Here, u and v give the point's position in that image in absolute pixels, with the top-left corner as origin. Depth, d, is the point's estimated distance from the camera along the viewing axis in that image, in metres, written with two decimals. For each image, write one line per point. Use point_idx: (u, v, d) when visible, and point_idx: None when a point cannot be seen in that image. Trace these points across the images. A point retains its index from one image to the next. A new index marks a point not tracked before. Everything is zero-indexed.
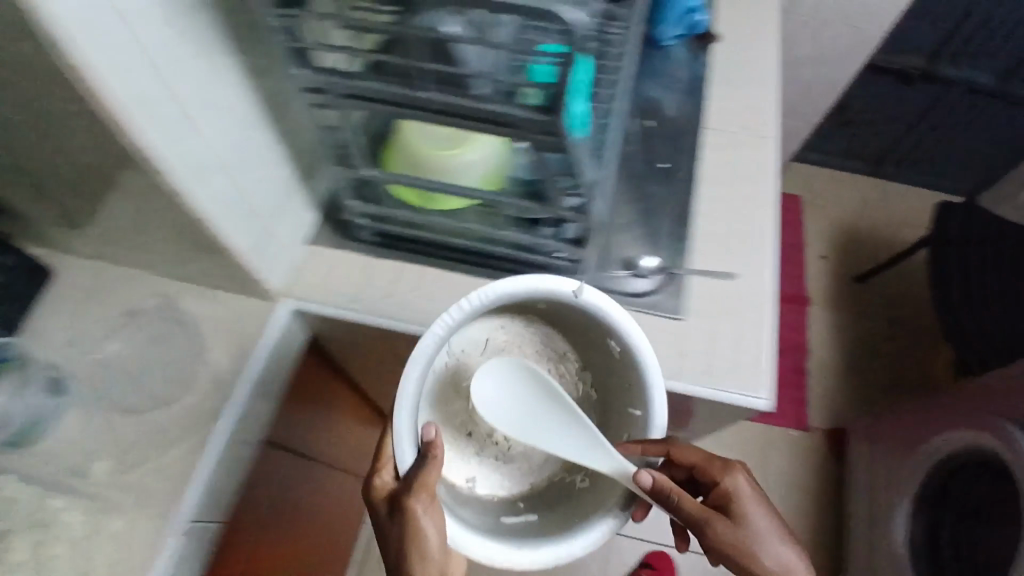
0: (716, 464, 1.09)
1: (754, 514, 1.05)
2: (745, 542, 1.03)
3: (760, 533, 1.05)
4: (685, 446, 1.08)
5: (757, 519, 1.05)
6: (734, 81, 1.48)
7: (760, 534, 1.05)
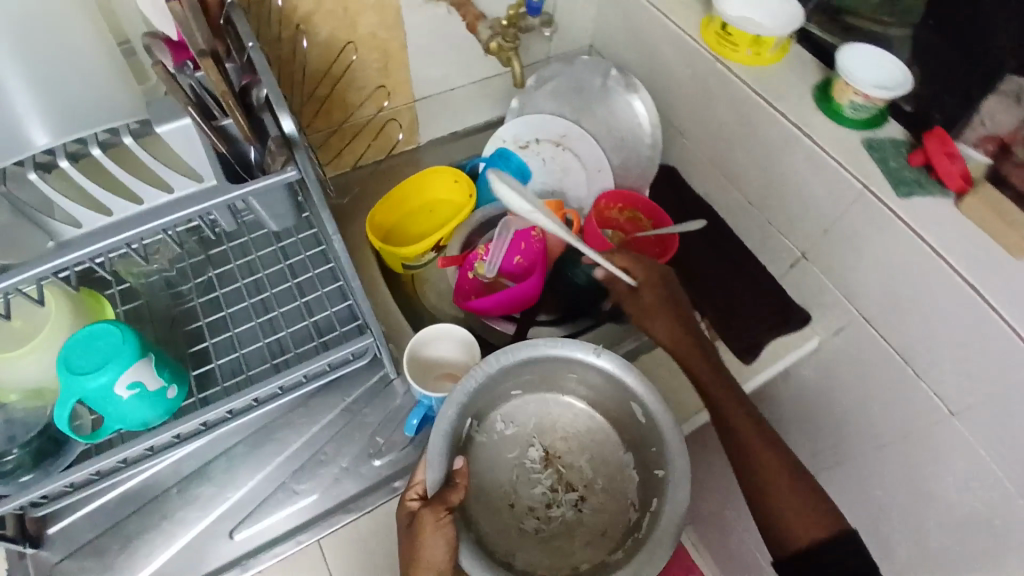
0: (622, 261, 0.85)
1: (660, 302, 0.84)
2: (753, 445, 0.75)
3: (705, 385, 0.79)
4: (619, 256, 0.86)
5: (704, 380, 0.79)
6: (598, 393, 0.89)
7: (715, 397, 0.78)
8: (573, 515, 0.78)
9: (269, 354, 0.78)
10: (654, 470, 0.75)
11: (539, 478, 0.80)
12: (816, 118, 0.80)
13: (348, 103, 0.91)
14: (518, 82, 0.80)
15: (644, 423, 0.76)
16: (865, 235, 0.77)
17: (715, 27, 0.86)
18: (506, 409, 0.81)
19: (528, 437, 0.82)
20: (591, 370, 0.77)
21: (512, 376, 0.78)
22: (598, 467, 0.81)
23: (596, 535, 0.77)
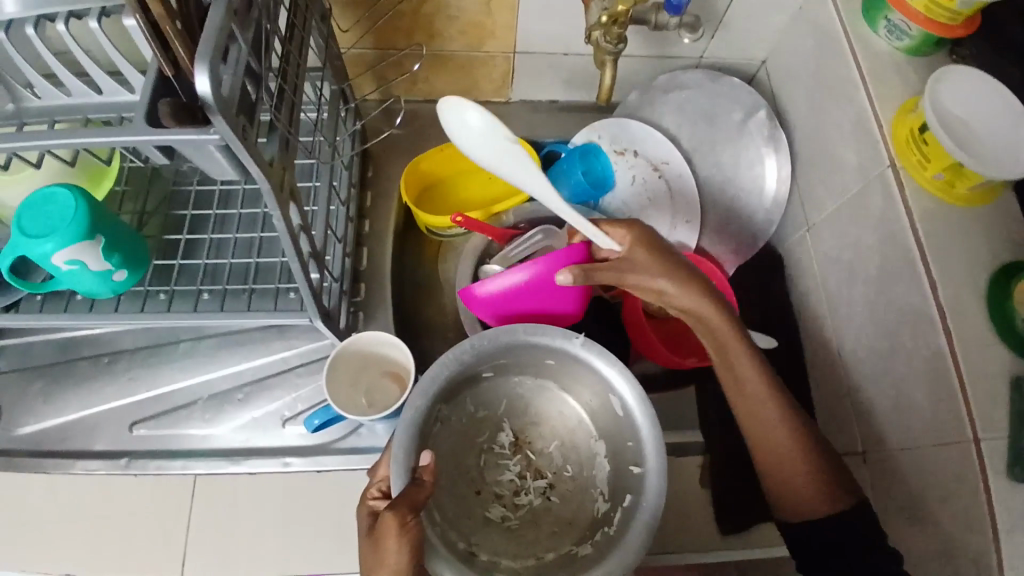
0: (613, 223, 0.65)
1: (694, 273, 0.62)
2: (761, 428, 0.62)
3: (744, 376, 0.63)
4: (610, 225, 0.64)
5: (732, 359, 0.63)
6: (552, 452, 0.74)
7: (744, 384, 0.63)
8: (541, 508, 0.64)
9: (232, 277, 0.72)
10: (628, 464, 0.60)
11: (507, 467, 0.65)
12: (971, 310, 0.58)
13: (436, 32, 0.77)
14: (604, 98, 0.68)
15: (623, 422, 0.60)
16: (944, 489, 0.57)
17: (910, 123, 0.63)
18: (470, 397, 0.65)
19: (491, 421, 0.67)
20: (578, 362, 0.61)
21: (481, 361, 0.61)
22: (571, 453, 0.66)
23: (562, 539, 0.62)
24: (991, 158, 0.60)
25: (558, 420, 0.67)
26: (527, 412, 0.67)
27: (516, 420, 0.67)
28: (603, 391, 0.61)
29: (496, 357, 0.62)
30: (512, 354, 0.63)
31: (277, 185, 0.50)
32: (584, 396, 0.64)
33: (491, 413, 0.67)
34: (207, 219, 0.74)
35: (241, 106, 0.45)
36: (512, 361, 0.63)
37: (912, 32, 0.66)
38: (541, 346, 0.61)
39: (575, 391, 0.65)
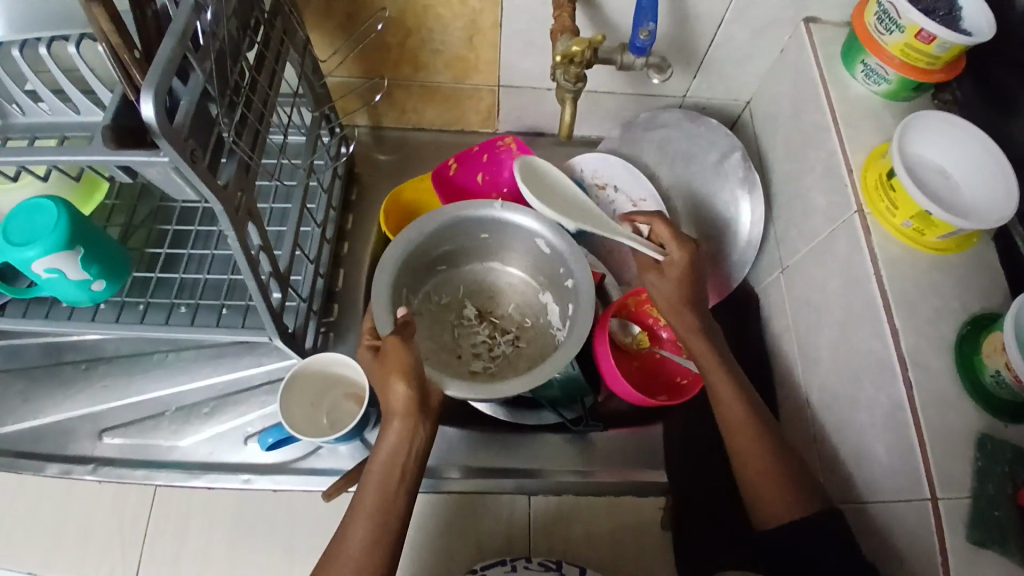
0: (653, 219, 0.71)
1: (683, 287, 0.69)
2: (746, 450, 0.60)
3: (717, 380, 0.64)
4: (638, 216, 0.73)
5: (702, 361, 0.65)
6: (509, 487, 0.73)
7: (720, 401, 0.63)
8: (512, 353, 0.76)
9: (207, 291, 0.74)
10: (565, 281, 0.73)
11: (478, 330, 0.78)
12: (935, 364, 0.56)
13: (422, 65, 0.79)
14: (566, 131, 0.69)
15: (552, 256, 0.74)
16: (899, 548, 0.54)
17: (879, 169, 0.62)
18: (429, 283, 0.77)
19: (455, 301, 0.79)
20: (510, 227, 0.74)
21: (431, 245, 0.73)
22: (527, 309, 0.79)
23: (532, 362, 0.75)
24: (954, 208, 0.60)
25: (512, 288, 0.80)
26: (485, 298, 0.80)
27: (479, 296, 0.80)
28: (530, 240, 0.74)
29: (441, 243, 0.74)
30: (470, 224, 0.74)
31: (231, 207, 0.53)
32: (521, 258, 0.78)
33: (453, 296, 0.79)
34: (188, 235, 0.77)
35: (194, 131, 0.48)
36: (464, 228, 0.74)
37: (889, 77, 0.65)
38: (486, 220, 0.73)
39: (512, 259, 0.79)
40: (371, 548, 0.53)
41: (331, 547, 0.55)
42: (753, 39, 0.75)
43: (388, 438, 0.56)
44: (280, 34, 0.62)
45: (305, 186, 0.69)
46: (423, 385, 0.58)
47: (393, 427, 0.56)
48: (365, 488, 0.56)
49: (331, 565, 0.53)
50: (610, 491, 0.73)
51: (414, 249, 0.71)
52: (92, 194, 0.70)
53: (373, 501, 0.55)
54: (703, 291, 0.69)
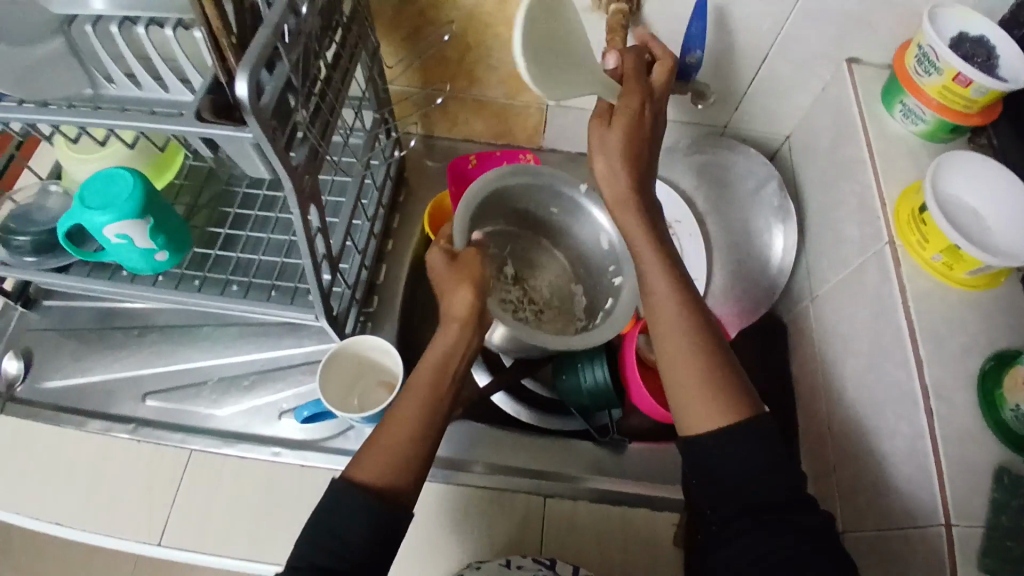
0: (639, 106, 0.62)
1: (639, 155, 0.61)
2: (671, 344, 0.57)
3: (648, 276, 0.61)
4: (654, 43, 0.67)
5: (644, 259, 0.61)
6: (527, 485, 0.74)
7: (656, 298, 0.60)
8: (534, 321, 0.80)
9: (259, 272, 0.79)
10: (609, 277, 0.78)
11: (507, 292, 0.81)
12: (959, 396, 0.57)
13: (477, 79, 0.84)
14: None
15: (607, 254, 0.79)
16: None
17: (911, 203, 0.64)
18: (495, 228, 0.80)
19: (500, 256, 0.82)
20: (580, 212, 0.79)
21: (510, 197, 0.77)
22: (557, 292, 0.83)
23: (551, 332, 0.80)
24: (984, 245, 0.61)
25: (553, 270, 0.84)
26: (520, 265, 0.83)
27: (518, 261, 0.83)
28: (592, 233, 0.79)
29: (516, 194, 0.77)
30: (544, 183, 0.77)
31: (299, 187, 0.57)
32: (568, 245, 0.83)
33: (501, 253, 0.82)
34: (247, 219, 0.82)
35: (275, 113, 0.52)
36: (533, 190, 0.78)
37: (926, 118, 0.67)
38: (559, 183, 0.78)
39: (564, 244, 0.83)
40: (409, 441, 0.52)
41: (369, 440, 0.53)
42: (796, 75, 0.78)
43: (443, 338, 0.57)
44: (355, 38, 0.67)
45: (361, 181, 0.74)
46: (484, 300, 0.60)
47: (449, 329, 0.58)
48: (410, 386, 0.56)
49: (366, 454, 0.52)
50: (626, 501, 0.74)
51: (496, 192, 0.75)
52: (164, 170, 0.76)
53: (419, 394, 0.55)
54: (654, 190, 0.64)
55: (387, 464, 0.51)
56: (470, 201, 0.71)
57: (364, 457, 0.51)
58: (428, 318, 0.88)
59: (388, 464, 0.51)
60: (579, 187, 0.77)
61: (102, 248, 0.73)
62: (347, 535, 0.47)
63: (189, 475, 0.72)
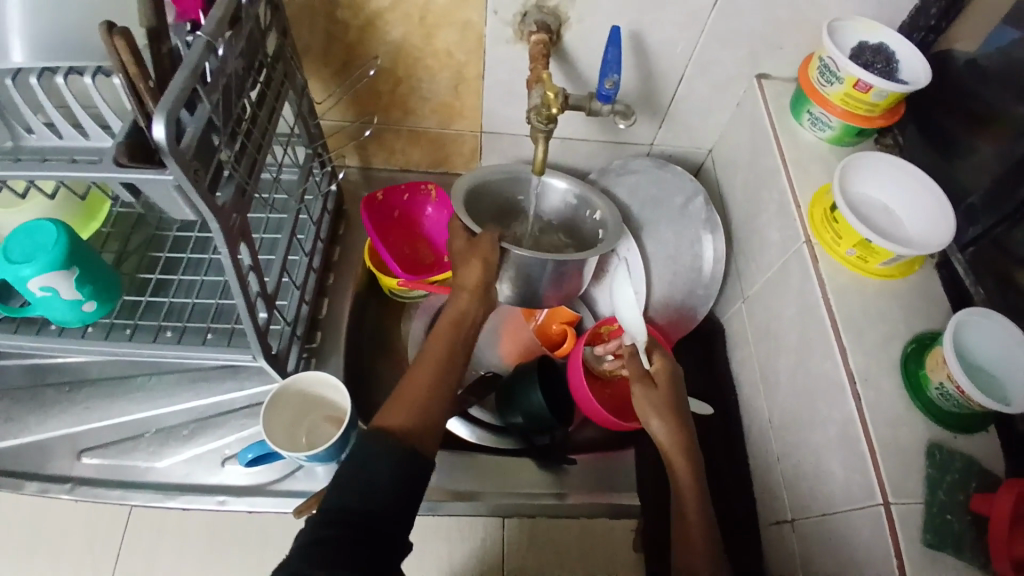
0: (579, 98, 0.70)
1: (662, 385, 0.67)
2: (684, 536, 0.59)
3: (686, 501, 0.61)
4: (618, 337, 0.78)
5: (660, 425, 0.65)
6: (488, 508, 0.73)
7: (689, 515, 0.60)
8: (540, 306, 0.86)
9: (193, 315, 0.77)
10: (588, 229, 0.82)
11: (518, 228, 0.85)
12: (884, 380, 0.60)
13: (410, 109, 0.85)
14: (538, 167, 0.72)
15: (578, 210, 0.82)
16: (857, 561, 0.57)
17: (825, 204, 0.68)
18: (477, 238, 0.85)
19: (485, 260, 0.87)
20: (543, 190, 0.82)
21: (492, 187, 0.81)
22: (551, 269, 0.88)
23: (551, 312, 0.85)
24: (895, 238, 0.65)
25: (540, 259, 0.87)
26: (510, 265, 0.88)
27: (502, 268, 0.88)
28: (557, 201, 0.83)
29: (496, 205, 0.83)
30: (504, 194, 0.82)
31: (227, 226, 0.57)
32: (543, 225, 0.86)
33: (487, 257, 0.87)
34: (179, 262, 0.81)
35: (197, 154, 0.53)
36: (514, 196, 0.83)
37: (832, 124, 0.72)
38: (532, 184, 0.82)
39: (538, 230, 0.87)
40: (428, 391, 0.58)
41: (393, 395, 0.58)
42: (712, 93, 0.82)
43: (454, 310, 0.64)
44: (281, 76, 0.69)
45: (295, 217, 0.74)
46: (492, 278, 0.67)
47: (461, 298, 0.65)
48: (431, 343, 0.62)
49: (390, 409, 0.56)
50: (584, 514, 0.74)
51: (475, 189, 0.79)
52: (92, 220, 0.74)
53: (433, 353, 0.61)
54: (673, 380, 0.68)
55: (410, 418, 0.55)
56: (460, 190, 0.75)
57: (391, 410, 0.56)
58: (376, 349, 0.87)
59: (408, 417, 0.55)
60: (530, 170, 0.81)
61: (28, 303, 0.71)
62: (374, 476, 0.49)
63: (135, 531, 0.70)
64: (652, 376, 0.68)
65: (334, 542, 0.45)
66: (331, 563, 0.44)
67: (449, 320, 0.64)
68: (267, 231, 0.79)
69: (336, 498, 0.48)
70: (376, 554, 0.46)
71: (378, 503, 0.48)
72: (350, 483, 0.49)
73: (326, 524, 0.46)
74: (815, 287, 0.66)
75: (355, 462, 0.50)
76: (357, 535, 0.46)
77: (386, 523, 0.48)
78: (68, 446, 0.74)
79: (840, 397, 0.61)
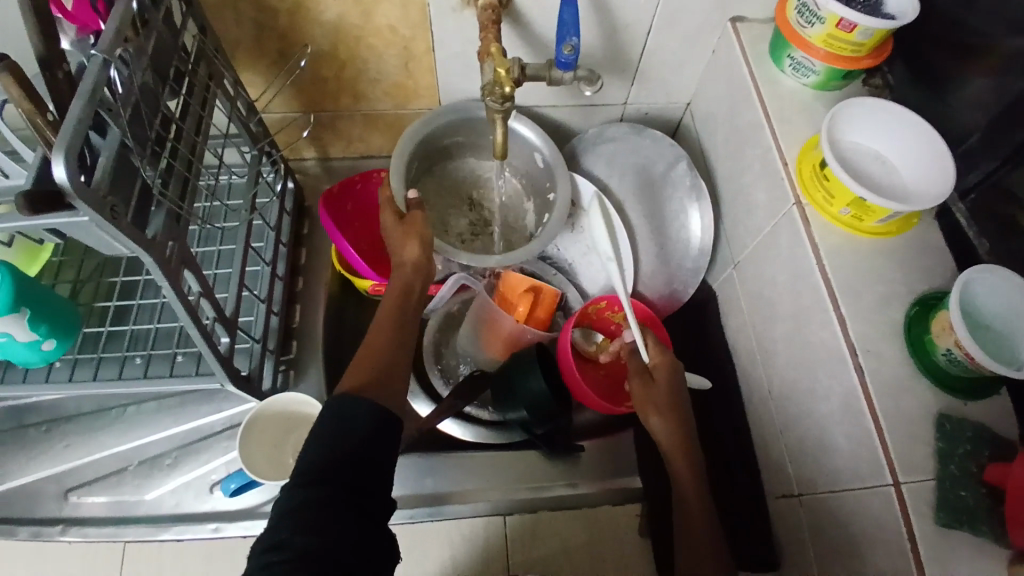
0: (538, 70, 0.63)
1: (660, 382, 0.64)
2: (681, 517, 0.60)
3: (683, 486, 0.61)
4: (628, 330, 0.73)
5: (651, 414, 0.63)
6: (486, 507, 0.72)
7: (683, 498, 0.60)
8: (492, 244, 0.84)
9: (158, 340, 0.74)
10: (544, 187, 0.80)
11: (487, 236, 0.84)
12: (886, 349, 0.57)
13: (360, 93, 0.79)
14: (500, 150, 0.67)
15: (539, 165, 0.79)
16: (866, 538, 0.54)
17: (813, 161, 0.63)
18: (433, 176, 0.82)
19: (448, 193, 0.84)
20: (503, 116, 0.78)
21: (438, 134, 0.77)
22: (512, 207, 0.85)
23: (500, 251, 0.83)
24: (887, 191, 0.60)
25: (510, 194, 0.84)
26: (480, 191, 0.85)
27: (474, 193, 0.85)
28: (522, 149, 0.79)
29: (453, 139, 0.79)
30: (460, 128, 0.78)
31: (162, 258, 0.53)
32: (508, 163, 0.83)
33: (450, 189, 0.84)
34: (136, 285, 0.77)
35: (113, 186, 0.48)
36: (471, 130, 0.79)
37: (817, 69, 0.66)
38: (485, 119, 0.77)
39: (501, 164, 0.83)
40: (388, 351, 0.56)
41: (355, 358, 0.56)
42: (685, 42, 0.75)
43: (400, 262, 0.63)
44: (204, 80, 0.63)
45: (248, 227, 0.69)
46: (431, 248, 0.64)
47: (402, 272, 0.62)
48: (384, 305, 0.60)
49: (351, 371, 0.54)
50: (584, 503, 0.72)
51: (421, 141, 0.75)
52: (38, 253, 0.70)
53: (388, 313, 0.59)
54: (672, 376, 0.65)
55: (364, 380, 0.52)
56: (401, 154, 0.72)
57: (349, 374, 0.54)
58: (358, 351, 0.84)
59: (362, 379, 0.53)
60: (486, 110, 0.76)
61: None
62: (348, 429, 0.47)
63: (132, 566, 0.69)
64: (650, 372, 0.66)
65: (315, 503, 0.43)
66: (313, 526, 0.42)
67: (397, 290, 0.61)
68: (222, 243, 0.74)
69: (310, 454, 0.45)
70: (363, 508, 0.45)
71: (357, 456, 0.45)
72: (323, 438, 0.46)
73: (304, 483, 0.44)
74: (806, 254, 0.61)
75: (329, 417, 0.47)
76: (341, 493, 0.44)
77: (370, 476, 0.46)
78: (53, 487, 0.72)
79: (840, 371, 0.57)
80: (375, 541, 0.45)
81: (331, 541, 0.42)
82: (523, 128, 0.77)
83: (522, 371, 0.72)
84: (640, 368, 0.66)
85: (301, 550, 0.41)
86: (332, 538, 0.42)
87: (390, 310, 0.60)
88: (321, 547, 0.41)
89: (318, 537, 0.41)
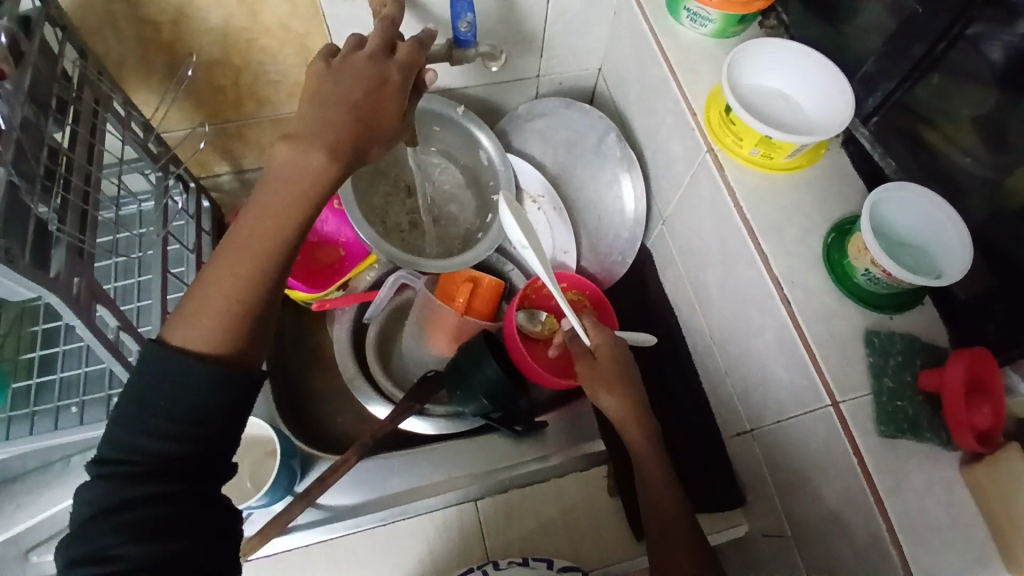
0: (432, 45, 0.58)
1: (615, 374, 0.63)
2: (646, 500, 0.60)
3: (643, 469, 0.61)
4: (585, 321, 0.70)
5: (619, 415, 0.63)
6: (460, 495, 0.72)
7: (647, 485, 0.61)
8: (429, 241, 0.83)
9: (90, 384, 0.70)
10: (491, 192, 0.82)
11: (419, 236, 0.83)
12: (811, 277, 0.59)
13: (264, 97, 0.76)
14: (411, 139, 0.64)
15: (489, 169, 0.82)
16: (816, 459, 0.57)
17: (719, 107, 0.64)
18: (380, 169, 0.81)
19: (392, 188, 0.83)
20: (460, 127, 0.80)
21: None
22: (453, 204, 0.84)
23: (440, 248, 0.83)
24: (792, 127, 0.62)
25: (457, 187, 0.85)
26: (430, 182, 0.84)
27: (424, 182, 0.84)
28: (475, 150, 0.82)
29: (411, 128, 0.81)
30: (421, 120, 0.80)
31: (70, 296, 0.50)
32: (458, 165, 0.84)
33: (395, 181, 0.83)
34: (59, 329, 0.71)
35: (3, 229, 0.45)
36: (429, 121, 0.80)
37: (712, 17, 0.66)
38: (448, 115, 0.80)
39: (451, 164, 0.84)
40: (254, 263, 0.45)
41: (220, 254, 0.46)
42: (587, 6, 0.75)
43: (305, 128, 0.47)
44: (89, 105, 0.59)
45: (163, 253, 0.67)
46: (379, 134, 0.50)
47: (310, 160, 0.47)
48: (278, 176, 0.47)
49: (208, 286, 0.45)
50: (553, 474, 0.74)
51: None
52: None
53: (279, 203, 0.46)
54: (634, 376, 0.64)
55: (210, 323, 0.44)
56: None
57: (203, 303, 0.44)
58: (306, 362, 0.83)
59: (216, 313, 0.44)
60: (450, 106, 0.79)
61: None
62: (166, 411, 0.42)
63: None
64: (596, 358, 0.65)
65: (144, 507, 0.41)
66: (146, 535, 0.41)
67: (289, 189, 0.46)
68: (140, 273, 0.71)
69: (138, 433, 0.42)
70: (204, 483, 0.44)
71: (182, 441, 0.43)
72: (138, 425, 0.42)
73: (126, 484, 0.42)
74: (724, 197, 0.63)
75: (136, 394, 0.43)
76: (173, 487, 0.42)
77: (208, 450, 0.44)
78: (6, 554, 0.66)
79: (772, 303, 0.59)
80: (223, 509, 0.44)
81: (178, 534, 0.41)
82: (481, 135, 0.80)
83: (474, 356, 0.72)
84: (585, 356, 0.66)
85: (135, 561, 0.40)
86: (171, 538, 0.41)
87: (272, 211, 0.46)
88: (161, 552, 0.41)
89: (154, 545, 0.40)
